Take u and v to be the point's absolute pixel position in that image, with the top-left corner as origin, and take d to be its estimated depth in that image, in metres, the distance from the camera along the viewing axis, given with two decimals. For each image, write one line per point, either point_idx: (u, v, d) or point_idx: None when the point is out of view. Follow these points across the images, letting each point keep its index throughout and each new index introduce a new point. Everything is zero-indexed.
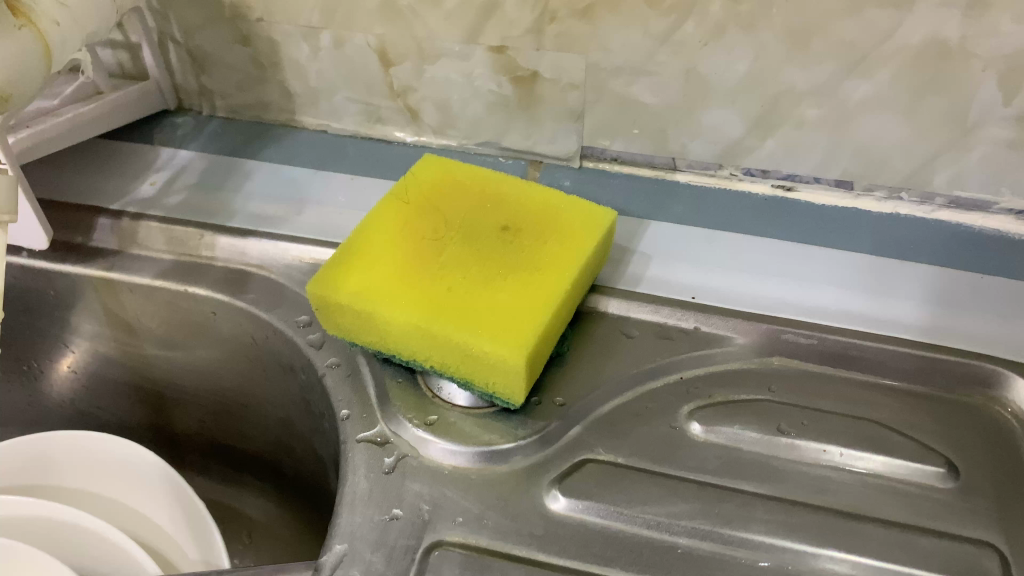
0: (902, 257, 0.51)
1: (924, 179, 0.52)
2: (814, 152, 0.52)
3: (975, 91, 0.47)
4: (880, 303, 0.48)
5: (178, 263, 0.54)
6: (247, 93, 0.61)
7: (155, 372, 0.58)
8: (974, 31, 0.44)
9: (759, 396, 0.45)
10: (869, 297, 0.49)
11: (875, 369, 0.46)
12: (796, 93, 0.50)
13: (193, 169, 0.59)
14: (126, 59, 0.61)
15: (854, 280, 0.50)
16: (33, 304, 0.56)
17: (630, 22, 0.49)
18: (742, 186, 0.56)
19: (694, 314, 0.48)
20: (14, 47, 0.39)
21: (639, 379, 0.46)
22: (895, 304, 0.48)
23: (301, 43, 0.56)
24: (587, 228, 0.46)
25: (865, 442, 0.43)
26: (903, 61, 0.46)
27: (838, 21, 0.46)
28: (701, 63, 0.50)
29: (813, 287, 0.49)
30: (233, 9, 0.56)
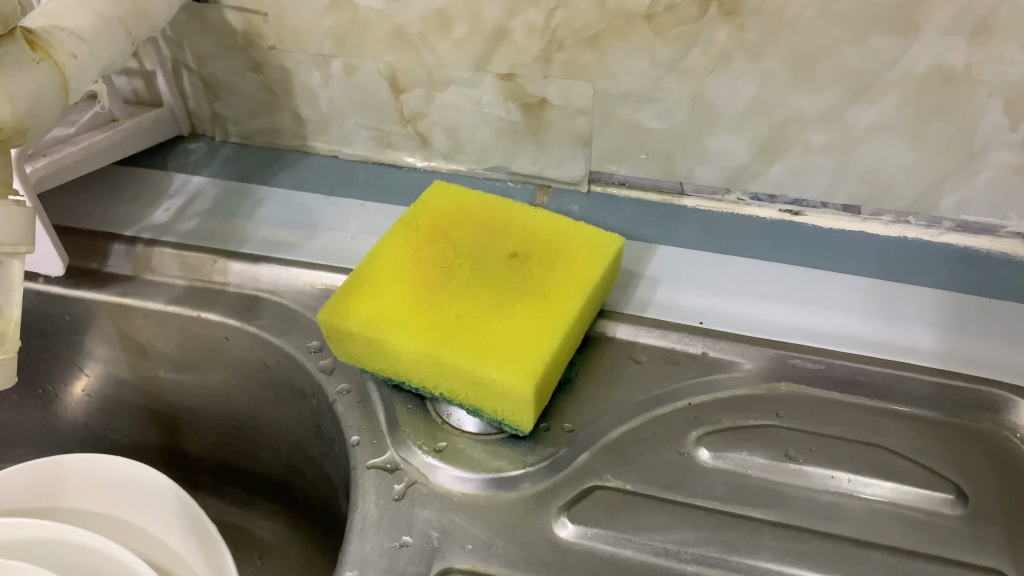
0: (910, 282, 0.51)
1: (930, 204, 0.52)
2: (821, 177, 0.53)
3: (980, 117, 0.47)
4: (888, 328, 0.48)
5: (192, 288, 0.55)
6: (259, 120, 0.62)
7: (169, 395, 0.59)
8: (978, 58, 0.45)
9: (767, 422, 0.45)
10: (877, 322, 0.49)
11: (882, 395, 0.46)
12: (802, 119, 0.50)
13: (206, 195, 0.60)
14: (140, 87, 0.62)
15: (862, 306, 0.50)
16: (49, 329, 0.57)
17: (637, 50, 0.49)
18: (750, 211, 0.56)
19: (702, 339, 0.49)
20: (34, 81, 0.41)
21: (647, 405, 0.46)
22: (903, 329, 0.48)
23: (312, 71, 0.57)
24: (596, 255, 0.46)
25: (873, 468, 0.43)
26: (908, 88, 0.47)
27: (843, 48, 0.46)
28: (707, 91, 0.50)
29: (821, 312, 0.50)
30: (246, 38, 0.57)
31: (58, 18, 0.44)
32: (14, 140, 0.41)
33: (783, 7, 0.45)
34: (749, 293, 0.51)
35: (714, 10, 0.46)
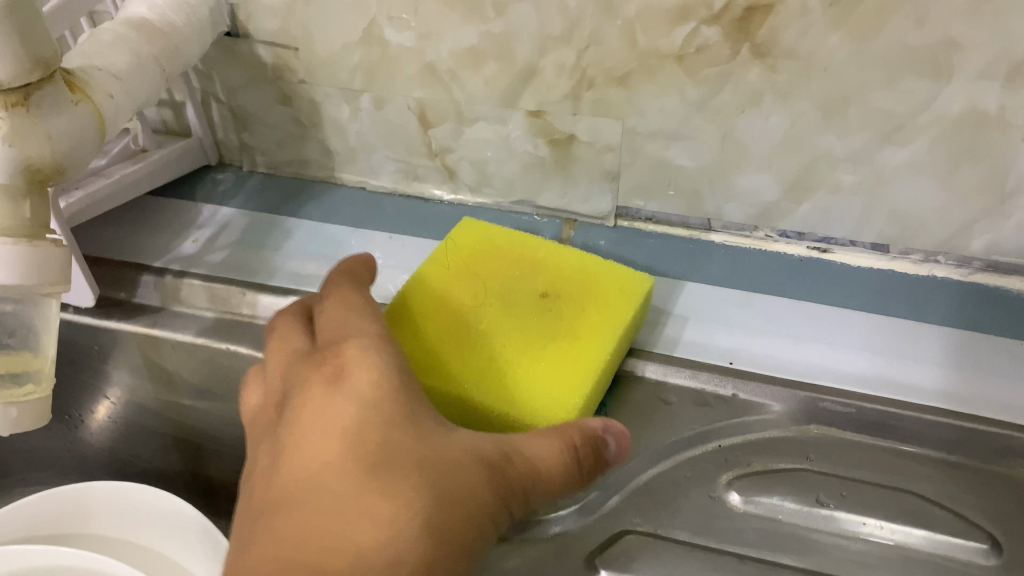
0: (938, 323, 0.51)
1: (960, 244, 0.52)
2: (851, 216, 0.53)
3: (1012, 159, 0.46)
4: (915, 371, 0.48)
5: (219, 320, 0.55)
6: (287, 150, 0.63)
7: (193, 422, 0.58)
8: (1012, 102, 0.44)
9: (798, 465, 0.46)
10: (905, 364, 0.49)
11: (914, 439, 0.46)
12: (833, 158, 0.50)
13: (234, 226, 0.60)
14: (170, 117, 0.63)
15: (890, 347, 0.50)
16: (77, 356, 0.57)
17: (668, 89, 0.49)
18: (778, 248, 0.56)
19: (731, 380, 0.48)
20: (74, 123, 0.41)
21: (677, 447, 0.47)
22: (930, 372, 0.48)
23: (342, 105, 0.57)
24: (626, 294, 0.46)
25: (907, 516, 0.43)
26: (941, 130, 0.46)
27: (875, 91, 0.46)
28: (738, 130, 0.50)
29: (847, 354, 0.50)
30: (276, 71, 0.57)
31: (96, 58, 0.45)
32: (52, 179, 0.42)
33: (815, 50, 0.45)
34: (777, 331, 0.51)
35: (746, 52, 0.46)
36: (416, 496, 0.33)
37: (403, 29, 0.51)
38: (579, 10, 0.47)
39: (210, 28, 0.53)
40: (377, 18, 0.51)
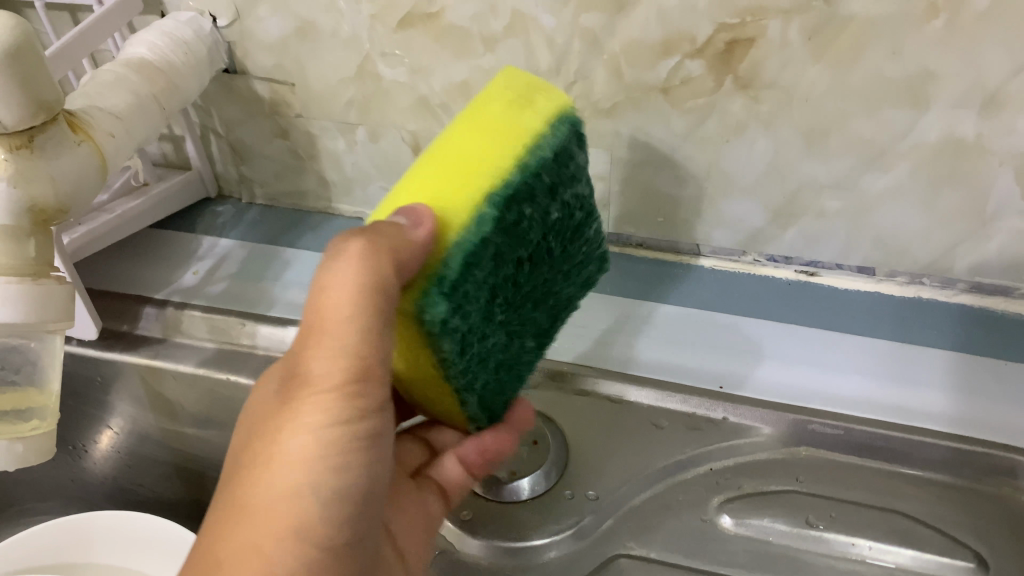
0: (942, 347, 0.52)
1: (944, 266, 0.53)
2: (837, 240, 0.54)
3: (991, 184, 0.48)
4: (920, 395, 0.49)
5: (220, 351, 0.56)
6: (284, 182, 0.64)
7: (195, 451, 0.59)
8: (990, 129, 0.45)
9: (787, 487, 0.48)
10: (910, 389, 0.50)
11: (901, 459, 0.48)
12: (818, 185, 0.51)
13: (233, 257, 0.62)
14: (170, 151, 0.64)
15: (896, 373, 0.51)
16: (79, 387, 0.58)
17: (655, 120, 0.51)
18: (767, 272, 0.58)
19: (722, 404, 0.50)
20: (77, 164, 0.42)
21: (669, 470, 0.49)
22: (935, 397, 0.49)
23: (338, 137, 0.59)
24: (500, 100, 0.35)
25: (893, 535, 0.45)
26: (921, 157, 0.48)
27: (856, 119, 0.47)
28: (724, 158, 0.51)
29: (850, 379, 0.51)
30: (272, 106, 0.58)
31: (98, 99, 0.46)
32: (54, 219, 0.43)
33: (795, 81, 0.46)
34: (774, 356, 0.52)
35: (729, 84, 0.47)
36: (280, 479, 0.32)
37: (396, 65, 0.53)
38: (566, 45, 0.48)
39: (208, 66, 0.54)
40: (370, 54, 0.53)
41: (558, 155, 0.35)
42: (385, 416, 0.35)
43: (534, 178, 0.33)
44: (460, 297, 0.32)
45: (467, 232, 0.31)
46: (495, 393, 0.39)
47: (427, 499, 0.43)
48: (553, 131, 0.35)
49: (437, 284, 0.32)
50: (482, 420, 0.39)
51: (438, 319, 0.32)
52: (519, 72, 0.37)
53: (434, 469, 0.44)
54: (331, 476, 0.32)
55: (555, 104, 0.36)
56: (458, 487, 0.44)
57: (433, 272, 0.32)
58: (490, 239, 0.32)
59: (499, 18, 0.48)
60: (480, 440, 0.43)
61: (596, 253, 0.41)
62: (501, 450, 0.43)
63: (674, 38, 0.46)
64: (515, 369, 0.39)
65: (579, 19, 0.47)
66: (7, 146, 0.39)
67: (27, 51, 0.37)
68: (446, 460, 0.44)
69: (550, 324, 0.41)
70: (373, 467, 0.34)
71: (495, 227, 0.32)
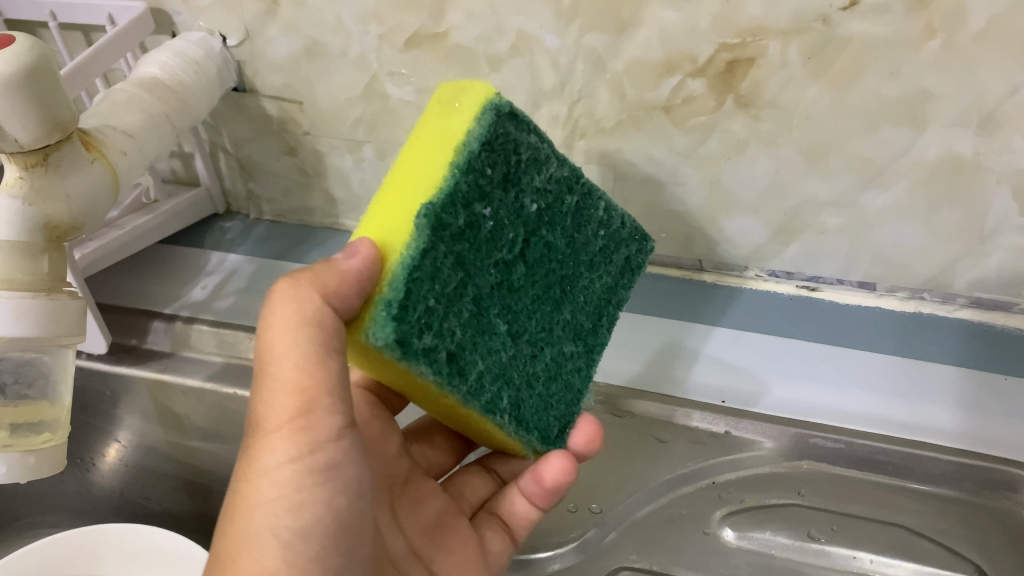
0: (950, 362, 0.53)
1: (944, 282, 0.54)
2: (837, 256, 0.55)
3: (989, 203, 0.48)
4: (928, 411, 0.50)
5: (228, 365, 0.57)
6: (292, 199, 0.66)
7: (201, 463, 0.60)
8: (987, 148, 0.46)
9: (789, 500, 0.49)
10: (918, 404, 0.51)
11: (903, 473, 0.48)
12: (818, 203, 0.52)
13: (241, 273, 0.64)
14: (179, 167, 0.65)
15: (905, 389, 0.51)
16: (87, 401, 0.58)
17: (657, 138, 0.51)
18: (769, 287, 0.59)
19: (725, 418, 0.51)
20: (90, 180, 0.43)
21: (673, 483, 0.50)
22: (942, 412, 0.50)
23: (345, 155, 0.60)
24: (429, 113, 0.35)
25: (895, 548, 0.47)
26: (920, 175, 0.48)
27: (855, 138, 0.48)
28: (725, 176, 0.52)
29: (859, 394, 0.52)
30: (281, 124, 0.59)
31: (111, 118, 0.47)
32: (68, 235, 0.44)
33: (795, 101, 0.47)
34: (780, 372, 0.53)
35: (730, 103, 0.48)
36: (268, 515, 0.34)
37: (403, 84, 0.54)
38: (570, 65, 0.49)
39: (218, 85, 0.55)
40: (378, 74, 0.54)
41: (495, 140, 0.35)
42: (348, 445, 0.36)
43: (473, 176, 0.34)
44: (412, 315, 0.33)
45: (408, 252, 0.33)
46: (539, 406, 0.41)
47: (485, 532, 0.47)
48: (480, 121, 0.34)
49: (383, 309, 0.33)
50: (537, 438, 0.41)
51: (387, 342, 0.32)
52: (449, 82, 0.35)
53: (499, 505, 0.47)
54: (289, 517, 0.34)
55: (479, 94, 0.34)
56: (522, 522, 0.47)
57: (380, 296, 0.33)
58: (437, 248, 0.34)
59: (504, 38, 0.49)
60: (543, 473, 0.43)
61: (613, 230, 0.43)
62: (566, 482, 0.43)
63: (676, 58, 0.47)
64: (559, 377, 0.41)
65: (583, 39, 0.47)
66: (24, 164, 0.40)
67: (46, 73, 0.38)
68: (513, 497, 0.47)
69: (592, 319, 0.43)
70: (338, 496, 0.35)
71: (442, 235, 0.34)
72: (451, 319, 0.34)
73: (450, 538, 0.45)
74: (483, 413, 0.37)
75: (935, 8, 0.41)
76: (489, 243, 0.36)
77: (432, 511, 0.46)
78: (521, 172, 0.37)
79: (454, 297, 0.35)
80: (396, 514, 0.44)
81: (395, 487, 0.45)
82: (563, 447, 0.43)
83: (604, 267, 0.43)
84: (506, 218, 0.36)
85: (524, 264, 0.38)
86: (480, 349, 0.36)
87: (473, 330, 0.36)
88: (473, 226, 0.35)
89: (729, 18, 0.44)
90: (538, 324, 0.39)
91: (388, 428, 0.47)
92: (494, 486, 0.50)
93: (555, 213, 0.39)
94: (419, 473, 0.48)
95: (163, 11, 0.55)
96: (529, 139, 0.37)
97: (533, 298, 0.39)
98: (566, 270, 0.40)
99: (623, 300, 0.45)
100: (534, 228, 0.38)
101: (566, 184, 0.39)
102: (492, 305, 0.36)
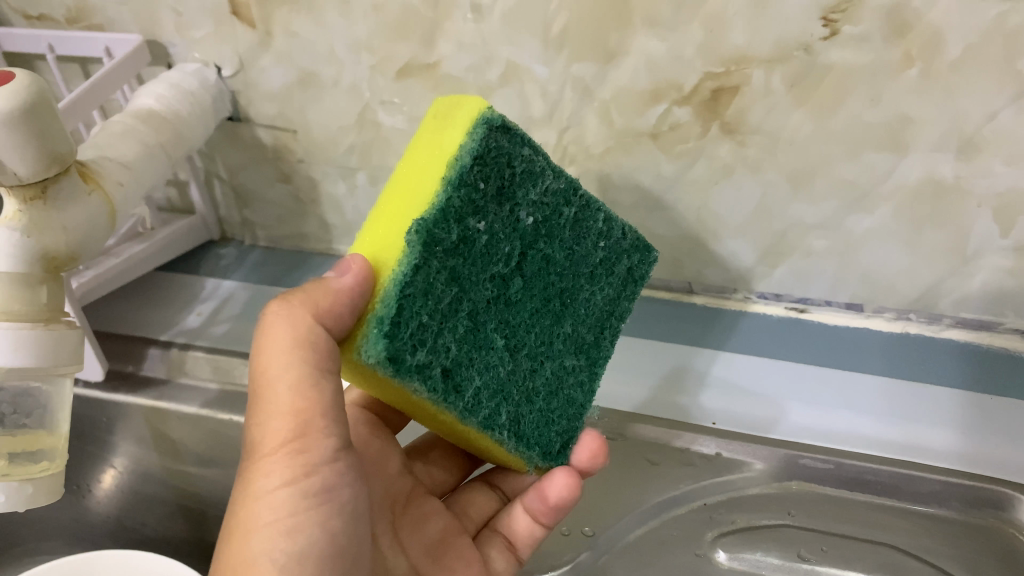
0: (944, 383, 0.54)
1: (929, 302, 0.55)
2: (824, 278, 0.56)
3: (971, 225, 0.49)
4: (927, 432, 0.51)
5: (223, 392, 0.58)
6: (287, 225, 0.67)
7: (197, 489, 0.60)
8: (968, 171, 0.47)
9: (780, 521, 0.50)
10: (916, 426, 0.52)
11: (891, 491, 0.50)
12: (804, 226, 0.53)
13: (236, 299, 0.65)
14: (175, 196, 0.66)
15: (901, 411, 0.53)
16: (82, 427, 0.59)
17: (646, 164, 0.52)
18: (758, 307, 0.60)
19: (715, 440, 0.52)
20: (86, 211, 0.44)
21: (664, 505, 0.51)
22: (941, 434, 0.51)
23: (338, 182, 0.61)
24: (425, 129, 0.36)
25: (883, 568, 0.48)
26: (903, 198, 0.49)
27: (839, 163, 0.49)
28: (712, 201, 0.53)
29: (853, 417, 0.53)
30: (275, 152, 0.60)
31: (107, 149, 0.48)
32: (66, 265, 0.45)
33: (780, 128, 0.48)
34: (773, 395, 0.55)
35: (716, 130, 0.49)
36: (266, 538, 0.34)
37: (394, 113, 0.55)
38: (559, 94, 0.50)
39: (213, 115, 0.56)
40: (370, 103, 0.54)
41: (488, 154, 0.35)
42: (343, 467, 0.36)
43: (466, 191, 0.35)
44: (404, 331, 0.34)
45: (399, 269, 0.34)
46: (539, 422, 0.41)
47: (490, 551, 0.48)
48: (472, 135, 0.34)
49: (375, 326, 0.34)
50: (538, 453, 0.42)
51: (378, 359, 0.33)
52: (443, 98, 0.36)
53: (503, 523, 0.48)
54: (285, 540, 0.34)
55: (472, 109, 0.35)
56: (526, 541, 0.47)
57: (373, 314, 0.34)
58: (430, 264, 0.34)
59: (494, 68, 0.50)
60: (547, 490, 0.43)
61: (614, 241, 0.43)
62: (571, 498, 0.43)
63: (662, 86, 0.48)
64: (560, 392, 0.42)
65: (572, 68, 0.48)
66: (23, 197, 0.41)
67: (43, 108, 0.39)
68: (515, 514, 0.47)
69: (593, 332, 0.43)
70: (333, 519, 0.36)
71: (435, 250, 0.34)
72: (445, 336, 0.35)
73: (453, 558, 0.46)
74: (480, 428, 0.38)
75: (912, 37, 0.42)
76: (483, 258, 0.36)
77: (436, 530, 0.47)
78: (516, 186, 0.37)
79: (448, 313, 0.35)
80: (398, 535, 0.44)
81: (396, 506, 0.46)
82: (566, 462, 0.44)
83: (604, 279, 0.43)
84: (501, 232, 0.37)
85: (521, 278, 0.38)
86: (476, 365, 0.37)
87: (468, 346, 0.36)
88: (467, 240, 0.36)
89: (713, 46, 0.45)
90: (537, 338, 0.40)
91: (388, 446, 0.48)
92: (498, 503, 0.50)
93: (553, 226, 0.39)
94: (423, 491, 0.48)
95: (158, 43, 0.56)
96: (524, 152, 0.37)
97: (531, 311, 0.39)
98: (564, 283, 0.41)
99: (625, 311, 0.45)
100: (531, 241, 0.38)
101: (563, 197, 0.39)
102: (488, 319, 0.37)
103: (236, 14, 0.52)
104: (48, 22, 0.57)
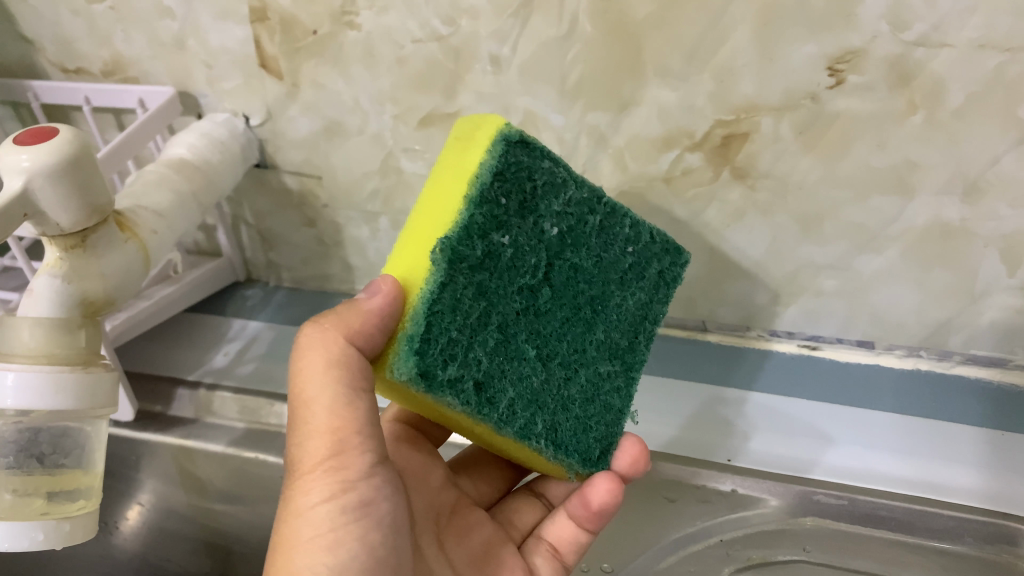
0: (962, 420, 0.55)
1: (940, 339, 0.56)
2: (835, 316, 0.57)
3: (979, 264, 0.50)
4: (949, 470, 0.52)
5: (249, 431, 0.60)
6: (310, 267, 0.69)
7: (223, 528, 0.60)
8: (973, 214, 0.48)
9: (794, 557, 0.52)
10: (937, 463, 0.53)
11: (907, 527, 0.50)
12: (815, 266, 0.54)
13: (262, 340, 0.67)
14: (203, 239, 0.69)
15: (917, 446, 0.54)
16: (110, 464, 0.60)
17: (658, 207, 0.54)
18: (772, 346, 0.61)
19: (731, 476, 0.53)
20: (123, 258, 0.46)
21: (681, 542, 0.52)
22: (965, 471, 0.52)
23: (361, 226, 0.63)
24: (448, 149, 0.38)
25: None
26: (909, 240, 0.51)
27: (848, 207, 0.50)
28: (724, 242, 0.55)
29: (869, 452, 0.54)
30: (301, 198, 0.62)
31: (142, 198, 0.50)
32: (103, 310, 0.47)
33: (789, 172, 0.49)
34: (796, 432, 0.56)
35: (727, 174, 0.51)
36: (309, 552, 0.36)
37: (416, 159, 0.57)
38: (574, 141, 0.52)
39: (242, 162, 0.58)
40: (393, 150, 0.57)
41: (508, 170, 0.36)
42: (380, 482, 0.38)
43: (488, 208, 0.36)
44: (434, 347, 0.36)
45: (427, 287, 0.36)
46: (578, 429, 0.42)
47: (535, 558, 0.49)
48: (491, 154, 0.36)
49: (406, 343, 0.36)
50: (577, 460, 0.43)
51: (410, 376, 0.35)
52: (466, 117, 0.37)
53: (547, 530, 0.49)
54: (328, 555, 0.36)
55: (490, 127, 0.36)
56: (570, 547, 0.49)
57: (404, 331, 0.36)
58: (456, 280, 0.36)
59: (512, 117, 0.52)
60: (589, 496, 0.45)
61: (642, 245, 0.43)
62: (614, 504, 0.45)
63: (674, 134, 0.49)
64: (596, 398, 0.43)
65: (586, 117, 0.50)
66: (63, 245, 0.44)
67: (86, 160, 0.41)
68: (560, 521, 0.49)
69: (628, 337, 0.44)
70: (372, 533, 0.37)
71: (460, 267, 0.36)
72: (476, 349, 0.37)
73: (499, 566, 0.47)
74: (517, 438, 0.39)
75: (915, 86, 0.44)
76: (510, 271, 0.38)
77: (480, 540, 0.48)
78: (538, 199, 0.38)
79: (478, 327, 0.37)
80: (444, 547, 0.45)
81: (441, 517, 0.47)
82: (607, 469, 0.45)
83: (635, 284, 0.43)
84: (527, 245, 0.38)
85: (549, 288, 0.40)
86: (509, 377, 0.38)
87: (500, 358, 0.38)
88: (492, 254, 0.37)
89: (724, 96, 0.47)
90: (569, 346, 0.41)
91: (429, 462, 0.49)
92: (543, 512, 0.52)
93: (578, 235, 0.40)
94: (467, 503, 0.50)
95: (189, 94, 0.58)
96: (544, 165, 0.38)
97: (561, 320, 0.41)
98: (594, 291, 0.42)
99: (659, 315, 0.45)
100: (557, 252, 0.40)
101: (587, 206, 0.40)
102: (518, 331, 0.39)
103: (264, 67, 0.54)
104: (85, 75, 0.59)
